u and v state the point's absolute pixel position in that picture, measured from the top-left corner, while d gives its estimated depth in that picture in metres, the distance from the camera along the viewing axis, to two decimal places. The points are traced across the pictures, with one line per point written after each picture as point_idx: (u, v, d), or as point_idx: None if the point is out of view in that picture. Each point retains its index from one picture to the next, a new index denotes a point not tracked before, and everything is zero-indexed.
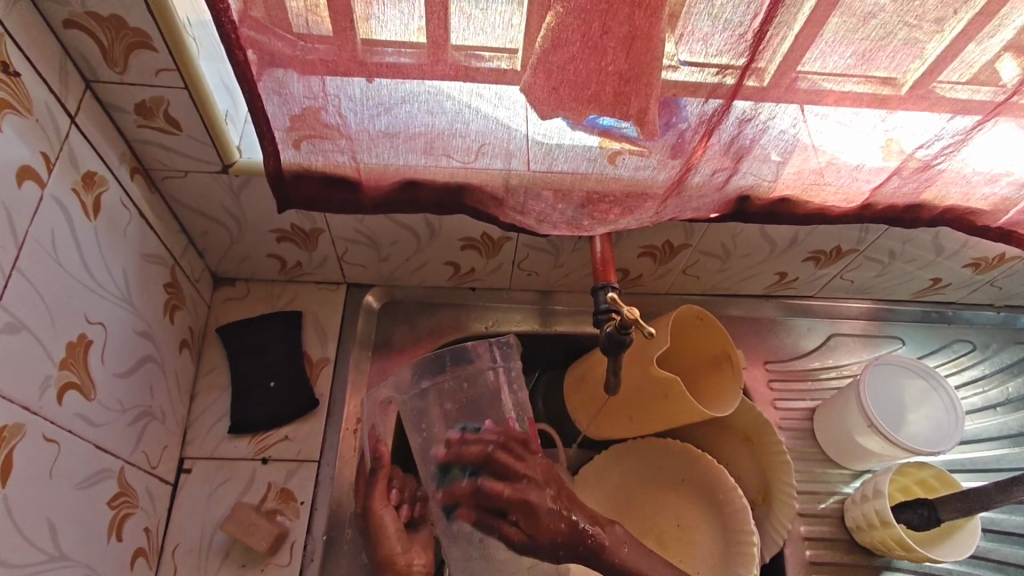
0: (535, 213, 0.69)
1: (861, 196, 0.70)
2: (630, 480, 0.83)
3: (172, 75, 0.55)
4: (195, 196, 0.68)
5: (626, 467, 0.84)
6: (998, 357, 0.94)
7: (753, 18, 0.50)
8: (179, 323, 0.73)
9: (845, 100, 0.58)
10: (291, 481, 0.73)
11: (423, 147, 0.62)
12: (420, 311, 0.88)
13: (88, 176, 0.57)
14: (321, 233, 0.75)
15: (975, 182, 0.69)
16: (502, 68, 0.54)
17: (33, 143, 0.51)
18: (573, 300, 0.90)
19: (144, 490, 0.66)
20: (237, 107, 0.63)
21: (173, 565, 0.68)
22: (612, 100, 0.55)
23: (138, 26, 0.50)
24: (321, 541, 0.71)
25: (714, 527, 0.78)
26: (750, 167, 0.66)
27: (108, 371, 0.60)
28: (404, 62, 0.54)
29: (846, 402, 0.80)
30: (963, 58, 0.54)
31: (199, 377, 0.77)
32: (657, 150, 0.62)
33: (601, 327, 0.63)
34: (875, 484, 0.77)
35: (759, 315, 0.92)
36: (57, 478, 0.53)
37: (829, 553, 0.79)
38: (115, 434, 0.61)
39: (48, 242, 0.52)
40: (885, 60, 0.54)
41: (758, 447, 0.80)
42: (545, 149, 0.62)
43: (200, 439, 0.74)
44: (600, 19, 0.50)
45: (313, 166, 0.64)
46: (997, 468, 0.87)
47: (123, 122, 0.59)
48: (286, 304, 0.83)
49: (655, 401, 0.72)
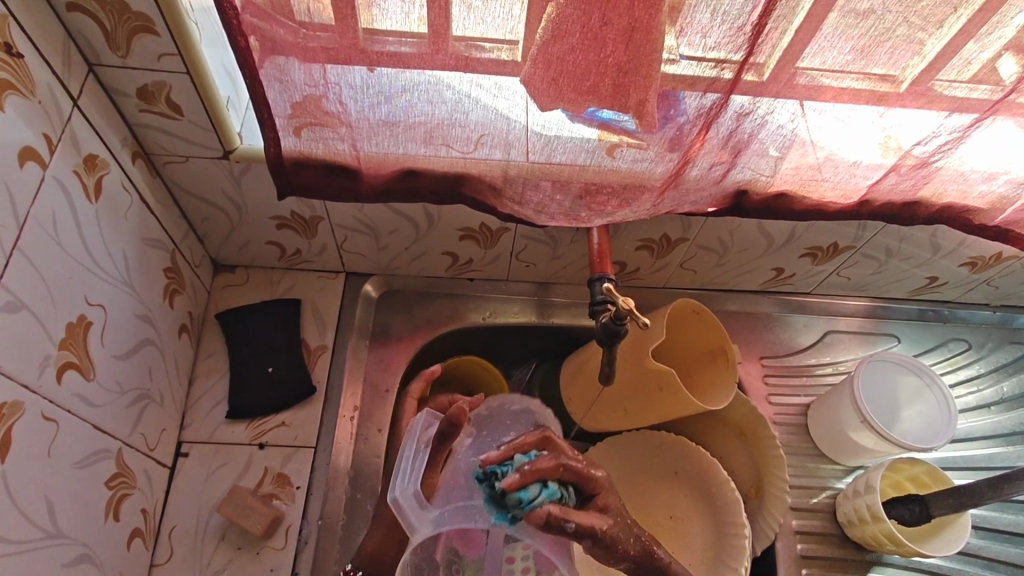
0: (533, 204, 0.70)
1: (858, 193, 0.71)
2: (636, 463, 0.84)
3: (175, 60, 0.55)
4: (196, 181, 0.69)
5: (633, 448, 0.84)
6: (993, 356, 0.94)
7: (752, 12, 0.50)
8: (178, 308, 0.74)
9: (843, 96, 0.58)
10: (288, 466, 0.74)
11: (422, 137, 0.63)
12: (418, 300, 0.88)
13: (90, 159, 0.57)
14: (320, 220, 0.76)
15: (972, 180, 0.69)
16: (502, 59, 0.55)
17: (36, 125, 0.51)
18: (570, 293, 0.90)
19: (141, 472, 0.66)
20: (239, 93, 0.64)
21: (169, 547, 0.69)
22: (611, 92, 0.56)
23: (141, 11, 0.51)
24: (316, 526, 0.72)
25: (705, 519, 0.79)
26: (748, 161, 0.66)
27: (107, 352, 0.60)
28: (405, 51, 0.54)
29: (840, 398, 0.81)
30: (961, 56, 0.54)
31: (198, 362, 0.78)
32: (655, 143, 0.62)
33: (597, 318, 0.63)
34: (867, 479, 0.77)
35: (755, 311, 0.93)
36: (56, 457, 0.54)
37: (821, 548, 0.79)
38: (113, 415, 0.62)
39: (49, 223, 0.53)
40: (883, 56, 0.54)
41: (752, 441, 0.81)
42: (544, 139, 0.62)
43: (198, 423, 0.75)
44: (600, 10, 0.50)
45: (313, 154, 0.65)
46: (989, 466, 0.87)
47: (125, 106, 0.60)
48: (285, 291, 0.84)
49: (650, 393, 0.72)
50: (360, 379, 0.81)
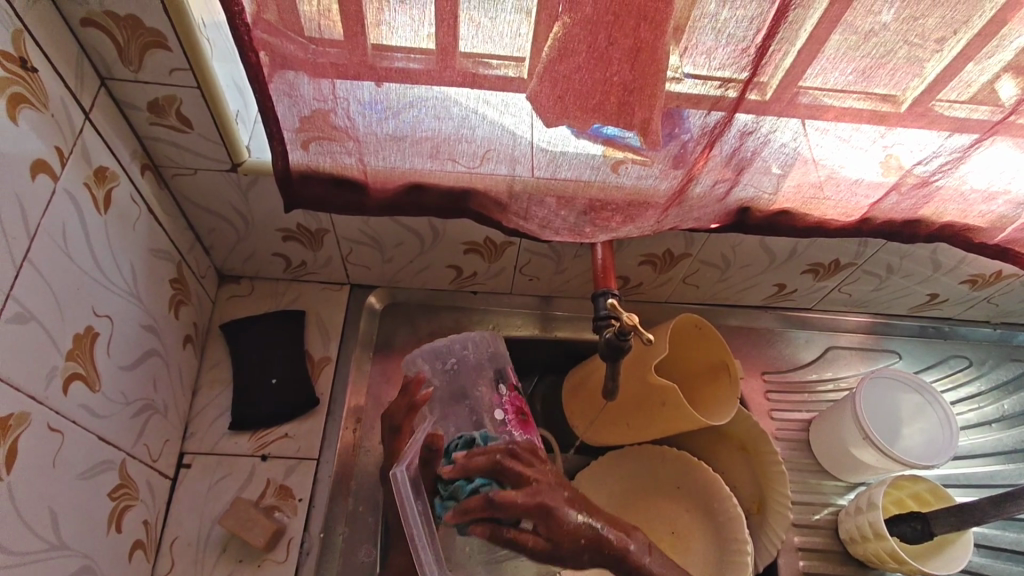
0: (537, 219, 0.71)
1: (860, 210, 0.71)
2: (612, 495, 0.84)
3: (186, 74, 0.56)
4: (204, 193, 0.69)
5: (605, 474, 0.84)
6: (994, 374, 0.95)
7: (756, 34, 0.51)
8: (183, 319, 0.74)
9: (844, 116, 0.59)
10: (290, 478, 0.74)
11: (429, 151, 0.63)
12: (422, 314, 0.89)
13: (100, 172, 0.58)
14: (326, 233, 0.76)
15: (972, 199, 0.70)
16: (509, 76, 0.56)
17: (48, 138, 0.52)
18: (573, 306, 0.91)
19: (144, 483, 0.66)
20: (248, 107, 0.65)
21: (170, 559, 0.69)
22: (616, 110, 0.56)
23: (154, 26, 0.52)
24: (317, 538, 0.72)
25: (707, 536, 0.79)
26: (751, 179, 0.67)
27: (113, 364, 0.61)
28: (412, 67, 0.55)
29: (841, 414, 0.81)
30: (961, 78, 0.55)
31: (202, 372, 0.78)
32: (659, 161, 0.63)
33: (601, 333, 0.63)
34: (869, 496, 0.77)
35: (758, 326, 0.93)
36: (60, 467, 0.54)
37: (824, 564, 0.79)
38: (118, 426, 0.62)
39: (59, 235, 0.53)
40: (884, 77, 0.55)
41: (754, 456, 0.81)
42: (550, 156, 0.63)
43: (201, 433, 0.75)
44: (606, 31, 0.50)
45: (320, 167, 0.65)
46: (991, 484, 0.87)
47: (136, 119, 0.61)
48: (290, 302, 0.84)
49: (653, 408, 0.73)
50: (363, 391, 0.82)
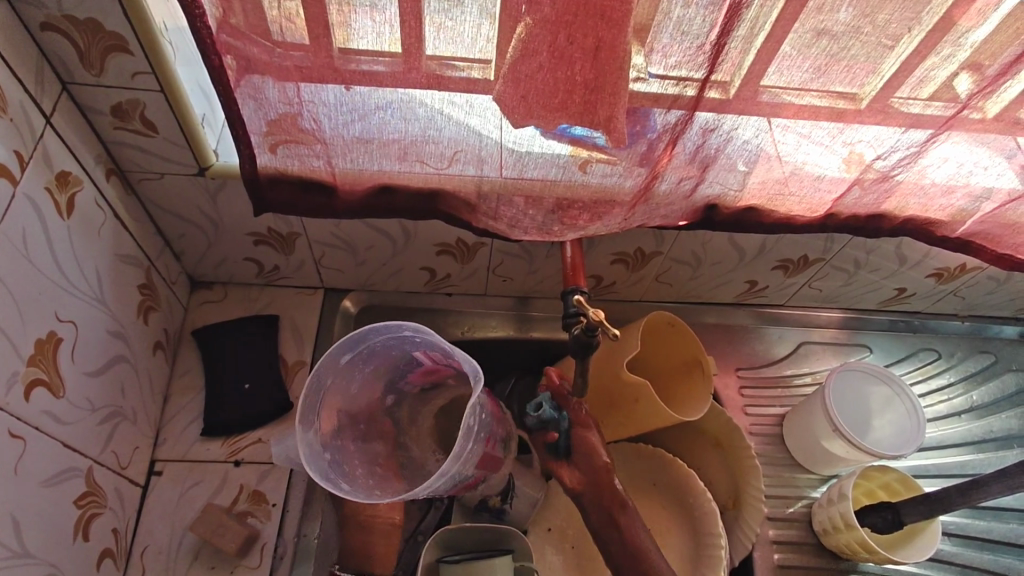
0: (507, 219, 0.71)
1: (824, 206, 0.73)
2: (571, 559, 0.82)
3: (149, 78, 0.56)
4: (171, 198, 0.69)
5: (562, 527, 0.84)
6: (963, 365, 0.96)
7: (711, 32, 0.52)
8: (152, 325, 0.73)
9: (804, 113, 0.60)
10: (263, 483, 0.73)
11: (397, 153, 0.64)
12: (397, 316, 0.89)
13: (62, 176, 0.58)
14: (297, 236, 0.76)
15: (932, 194, 0.71)
16: (473, 77, 0.56)
17: (8, 142, 0.51)
18: (548, 306, 0.91)
19: (112, 490, 0.66)
20: (215, 112, 0.65)
21: (141, 567, 0.68)
22: (580, 109, 0.57)
23: (116, 31, 0.52)
24: (291, 543, 0.71)
25: (684, 531, 0.79)
26: (716, 176, 0.68)
27: (78, 369, 0.60)
28: (377, 69, 0.56)
29: (812, 408, 0.82)
30: (916, 75, 0.57)
31: (173, 379, 0.78)
32: (625, 159, 0.64)
33: (571, 330, 0.62)
34: (840, 487, 0.78)
35: (731, 323, 0.94)
36: (24, 474, 0.53)
37: (798, 557, 0.80)
38: (84, 432, 0.61)
39: (20, 240, 0.53)
40: (841, 74, 0.56)
41: (728, 452, 0.81)
42: (516, 155, 0.64)
43: (172, 441, 0.74)
44: (566, 30, 0.51)
45: (289, 170, 0.65)
46: (961, 474, 0.89)
47: (99, 124, 0.60)
48: (263, 307, 0.84)
49: (625, 406, 0.73)
50: None
